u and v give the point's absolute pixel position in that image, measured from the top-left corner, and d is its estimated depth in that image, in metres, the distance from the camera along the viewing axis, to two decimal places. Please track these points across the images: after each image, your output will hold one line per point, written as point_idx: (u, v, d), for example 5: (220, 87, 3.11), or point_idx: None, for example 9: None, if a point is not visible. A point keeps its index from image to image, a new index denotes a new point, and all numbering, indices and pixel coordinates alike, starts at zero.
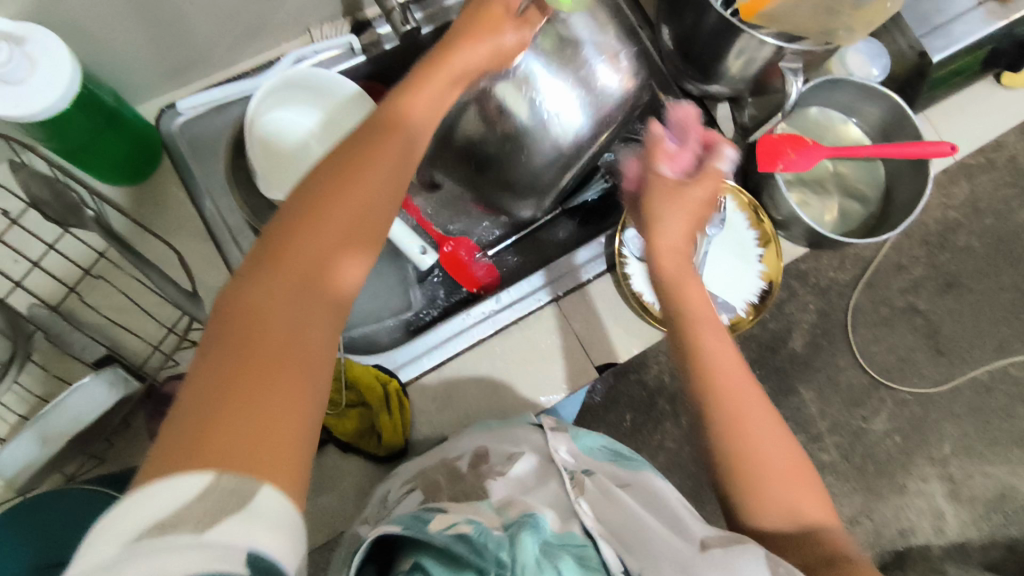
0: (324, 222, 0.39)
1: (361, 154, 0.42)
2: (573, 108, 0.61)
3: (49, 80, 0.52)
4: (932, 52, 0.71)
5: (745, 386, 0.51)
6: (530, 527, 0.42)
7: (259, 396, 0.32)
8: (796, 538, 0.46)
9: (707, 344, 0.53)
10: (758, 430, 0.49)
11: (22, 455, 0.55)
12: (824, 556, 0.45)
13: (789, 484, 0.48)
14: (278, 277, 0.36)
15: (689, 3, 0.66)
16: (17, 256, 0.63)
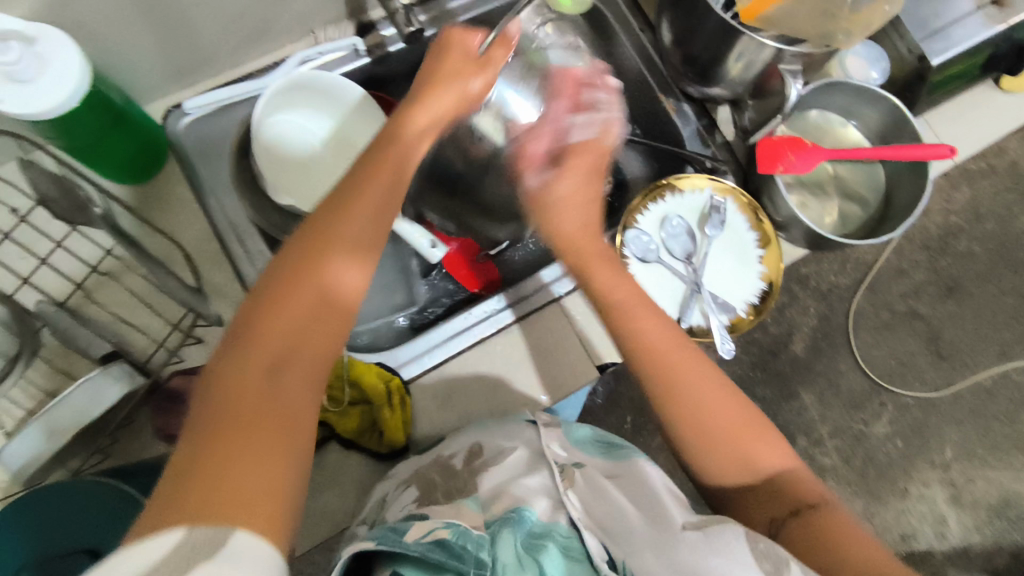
0: (301, 285, 0.41)
1: (336, 214, 0.44)
2: None
3: (61, 75, 0.52)
4: (932, 55, 0.72)
5: (686, 359, 0.54)
6: (513, 524, 0.46)
7: (237, 456, 0.35)
8: (762, 491, 0.52)
9: (643, 329, 0.54)
10: (691, 399, 0.52)
11: (29, 448, 0.56)
12: (789, 506, 0.51)
13: (743, 441, 0.52)
14: (256, 345, 0.39)
15: (690, 7, 0.67)
16: (26, 254, 0.64)
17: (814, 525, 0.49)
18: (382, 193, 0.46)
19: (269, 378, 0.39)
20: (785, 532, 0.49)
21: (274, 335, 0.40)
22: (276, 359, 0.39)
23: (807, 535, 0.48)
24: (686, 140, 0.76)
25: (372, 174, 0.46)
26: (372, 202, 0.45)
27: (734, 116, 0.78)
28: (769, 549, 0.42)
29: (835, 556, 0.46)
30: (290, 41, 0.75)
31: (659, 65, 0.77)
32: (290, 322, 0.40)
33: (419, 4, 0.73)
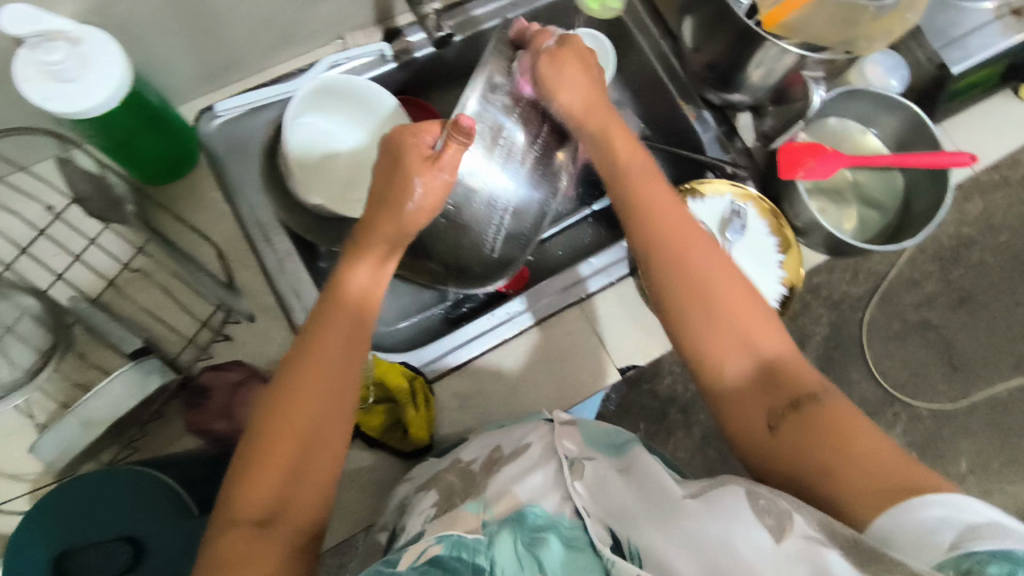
0: (271, 462, 0.46)
1: (297, 379, 0.48)
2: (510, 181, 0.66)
3: (105, 75, 0.54)
4: (950, 64, 0.72)
5: (693, 234, 0.55)
6: (514, 523, 0.47)
7: None
8: (760, 380, 0.50)
9: (647, 195, 0.56)
10: (699, 268, 0.53)
11: (64, 438, 0.57)
12: (788, 398, 0.48)
13: (746, 322, 0.51)
14: (246, 499, 0.45)
15: (713, 14, 0.68)
16: (60, 250, 0.65)
17: (816, 412, 0.47)
18: (336, 342, 0.50)
19: (262, 528, 0.44)
20: (782, 420, 0.47)
21: (259, 497, 0.45)
22: (269, 508, 0.45)
23: (807, 425, 0.46)
24: (706, 146, 0.77)
25: (328, 329, 0.50)
26: (333, 376, 0.49)
27: (755, 123, 0.79)
28: (772, 506, 0.41)
29: (834, 449, 0.44)
30: (318, 46, 0.76)
31: (679, 72, 0.78)
32: (266, 501, 0.45)
33: (445, 11, 0.74)
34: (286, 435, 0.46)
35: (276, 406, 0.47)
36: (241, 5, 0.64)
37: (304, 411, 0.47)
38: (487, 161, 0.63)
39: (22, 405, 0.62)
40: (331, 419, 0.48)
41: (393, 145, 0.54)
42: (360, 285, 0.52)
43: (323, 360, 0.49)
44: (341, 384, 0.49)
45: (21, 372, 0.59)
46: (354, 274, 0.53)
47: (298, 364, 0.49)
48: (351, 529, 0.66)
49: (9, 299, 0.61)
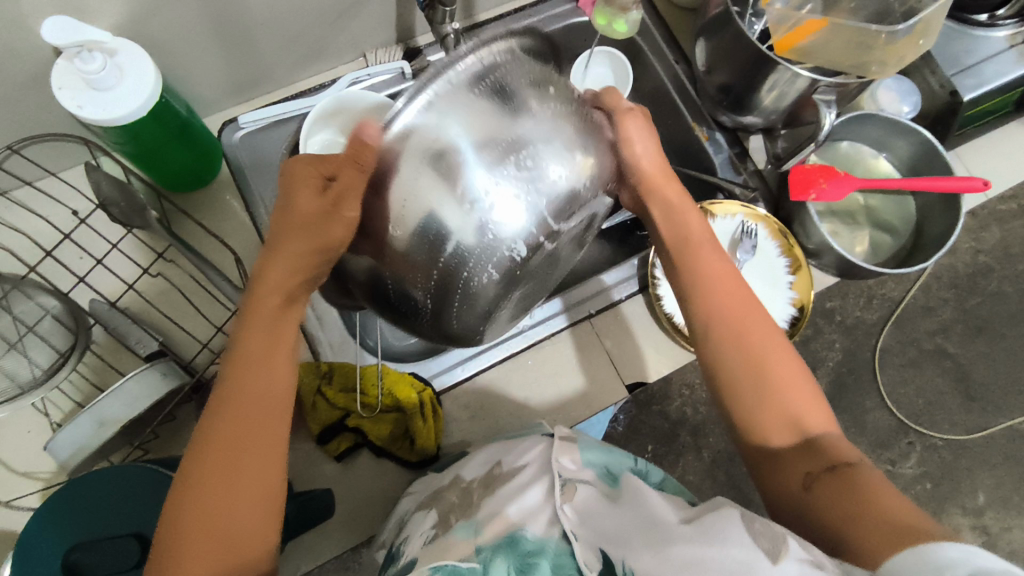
0: (211, 480, 0.42)
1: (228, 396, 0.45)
2: (514, 208, 0.42)
3: (137, 85, 0.56)
4: (963, 90, 0.73)
5: (737, 294, 0.55)
6: (506, 548, 0.47)
7: None
8: (800, 452, 0.50)
9: (700, 257, 0.56)
10: (756, 338, 0.53)
11: (75, 439, 0.57)
12: (825, 462, 0.48)
13: (785, 394, 0.51)
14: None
15: (727, 36, 0.69)
16: (83, 254, 0.67)
17: (850, 482, 0.46)
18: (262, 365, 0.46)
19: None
20: (820, 484, 0.47)
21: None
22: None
23: (839, 491, 0.46)
24: (718, 167, 0.78)
25: (235, 391, 0.45)
26: (248, 442, 0.44)
27: (766, 144, 0.80)
28: (766, 529, 0.41)
29: (865, 513, 0.44)
30: (342, 62, 0.79)
31: (693, 95, 0.80)
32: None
33: (465, 31, 0.78)
34: (205, 524, 0.41)
35: (186, 496, 0.42)
36: (270, 21, 0.67)
37: (217, 496, 0.42)
38: (465, 177, 0.41)
39: (39, 403, 0.63)
40: (245, 492, 0.43)
41: (286, 185, 0.47)
42: (257, 346, 0.47)
43: (233, 430, 0.44)
44: (254, 451, 0.44)
45: (41, 371, 0.60)
46: (255, 331, 0.47)
47: (205, 442, 0.43)
48: (359, 537, 0.66)
49: (32, 298, 0.62)
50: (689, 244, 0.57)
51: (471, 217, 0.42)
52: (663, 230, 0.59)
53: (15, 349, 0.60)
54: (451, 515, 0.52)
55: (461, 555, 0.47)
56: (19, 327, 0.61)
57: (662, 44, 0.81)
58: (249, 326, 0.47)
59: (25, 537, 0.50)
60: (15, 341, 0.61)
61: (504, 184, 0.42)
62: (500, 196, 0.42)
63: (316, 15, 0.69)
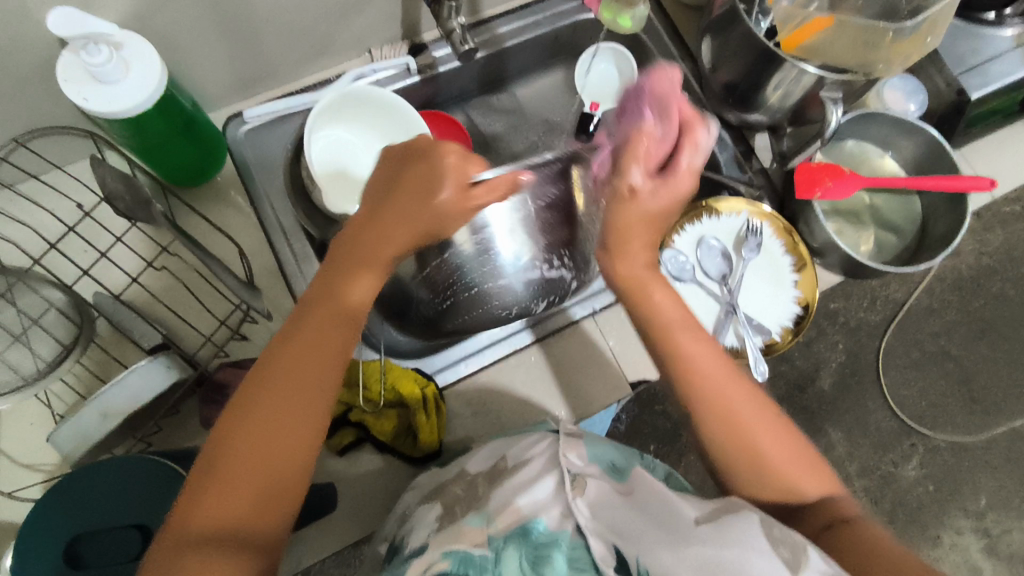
0: (278, 390, 0.47)
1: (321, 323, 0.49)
2: (508, 254, 0.64)
3: (141, 81, 0.56)
4: (971, 89, 0.73)
5: (724, 378, 0.53)
6: (519, 537, 0.47)
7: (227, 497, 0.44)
8: (803, 513, 0.50)
9: (684, 348, 0.54)
10: (747, 422, 0.51)
11: (81, 429, 0.57)
12: (826, 519, 0.49)
13: (779, 470, 0.50)
14: (209, 511, 0.43)
15: (734, 34, 0.69)
16: (87, 247, 0.67)
17: (852, 536, 0.47)
18: (351, 308, 0.50)
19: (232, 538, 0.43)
20: (825, 541, 0.47)
21: (221, 504, 0.43)
22: (233, 519, 0.43)
23: (847, 544, 0.46)
24: (723, 164, 0.78)
25: (305, 331, 0.49)
26: (304, 383, 0.47)
27: (772, 142, 0.79)
28: (785, 538, 0.42)
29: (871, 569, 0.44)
30: (347, 58, 0.78)
31: (698, 93, 0.79)
32: (229, 517, 0.43)
33: (470, 27, 0.78)
34: (255, 448, 0.45)
35: (238, 438, 0.45)
36: (276, 16, 0.67)
37: (273, 424, 0.46)
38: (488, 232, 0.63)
39: (42, 396, 0.63)
40: (302, 419, 0.47)
41: (420, 151, 0.51)
42: (342, 307, 0.50)
43: (296, 367, 0.48)
44: (310, 396, 0.47)
45: (44, 364, 0.61)
46: (335, 294, 0.50)
47: (270, 371, 0.47)
48: (360, 532, 0.66)
49: (37, 292, 0.62)
50: (668, 330, 0.55)
51: (477, 261, 0.64)
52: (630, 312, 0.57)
53: (20, 341, 0.62)
54: (456, 507, 0.52)
55: (475, 541, 0.47)
56: (25, 320, 0.62)
57: (668, 42, 0.81)
58: (334, 272, 0.51)
59: (27, 527, 0.50)
60: (19, 334, 0.62)
61: (503, 241, 0.64)
62: (498, 245, 0.64)
63: (321, 11, 0.69)
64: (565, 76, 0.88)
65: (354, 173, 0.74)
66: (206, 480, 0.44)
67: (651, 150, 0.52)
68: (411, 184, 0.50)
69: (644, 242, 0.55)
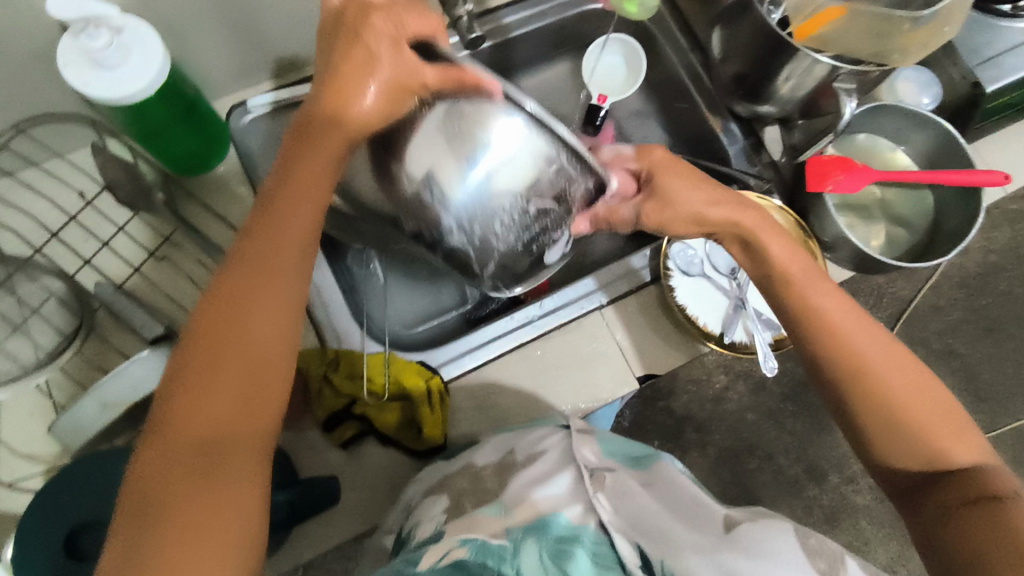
0: (224, 338, 0.40)
1: (252, 257, 0.42)
2: (494, 159, 0.47)
3: (142, 67, 0.55)
4: (985, 82, 0.72)
5: (864, 334, 0.50)
6: (538, 531, 0.45)
7: (183, 465, 0.37)
8: (952, 482, 0.45)
9: (819, 306, 0.51)
10: (888, 378, 0.48)
11: (84, 419, 0.56)
12: (969, 493, 0.44)
13: (927, 431, 0.46)
14: (186, 423, 0.38)
15: (746, 23, 0.67)
16: (89, 236, 0.67)
17: (996, 512, 0.42)
18: (282, 237, 0.43)
19: (210, 461, 0.37)
20: (959, 516, 0.43)
21: (200, 414, 0.38)
22: (214, 430, 0.38)
23: (984, 521, 0.42)
24: (732, 158, 0.77)
25: (276, 231, 0.43)
26: (274, 287, 0.42)
27: (782, 135, 0.78)
28: (822, 547, 0.43)
29: (1011, 545, 0.40)
30: None
31: (707, 84, 0.79)
32: (202, 443, 0.37)
33: (476, 16, 0.76)
34: (219, 360, 0.39)
35: (183, 393, 0.38)
36: (279, 3, 0.66)
37: (246, 330, 0.40)
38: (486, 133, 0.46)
39: (43, 386, 0.63)
40: (252, 358, 0.40)
41: (342, 62, 0.46)
42: (272, 237, 0.43)
43: (236, 282, 0.41)
44: (260, 303, 0.41)
45: (44, 354, 0.62)
46: (263, 229, 0.44)
47: (208, 322, 0.40)
48: (363, 526, 0.65)
49: (36, 281, 0.63)
50: (796, 287, 0.53)
51: (444, 164, 0.47)
52: (755, 268, 0.56)
53: (20, 331, 0.62)
54: (463, 501, 0.52)
55: (491, 532, 0.46)
56: (24, 309, 0.63)
57: (677, 33, 0.80)
58: (293, 180, 0.45)
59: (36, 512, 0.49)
60: (19, 323, 0.62)
61: (491, 148, 0.46)
62: (490, 148, 0.46)
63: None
64: (571, 67, 0.87)
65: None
66: (159, 453, 0.37)
67: (671, 161, 0.57)
68: (337, 111, 0.46)
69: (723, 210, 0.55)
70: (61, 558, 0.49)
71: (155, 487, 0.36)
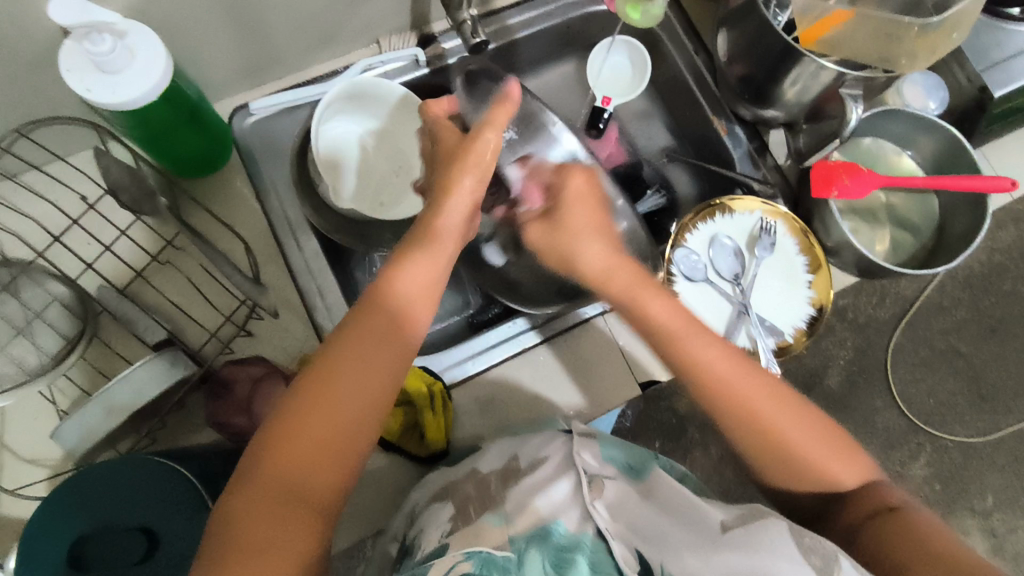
0: (319, 409, 0.45)
1: (357, 334, 0.47)
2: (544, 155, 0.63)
3: (146, 70, 0.55)
4: (993, 86, 0.71)
5: (745, 376, 0.53)
6: (540, 540, 0.46)
7: (263, 516, 0.42)
8: (854, 501, 0.51)
9: (699, 355, 0.53)
10: (776, 416, 0.51)
11: (86, 425, 0.56)
12: (874, 508, 0.50)
13: (822, 461, 0.51)
14: (272, 475, 0.43)
15: (752, 26, 0.67)
16: (91, 240, 0.66)
17: (897, 531, 0.48)
18: (384, 323, 0.48)
19: (284, 519, 0.42)
20: (867, 534, 0.49)
21: (287, 466, 0.43)
22: (291, 487, 0.43)
23: (893, 537, 0.48)
24: (736, 162, 0.77)
25: (379, 302, 0.49)
26: (372, 356, 0.47)
27: (788, 139, 0.77)
28: (817, 545, 0.43)
29: (916, 558, 0.46)
30: (355, 48, 0.77)
31: (712, 86, 0.78)
32: (283, 502, 0.43)
33: (480, 17, 0.75)
34: (313, 428, 0.44)
35: (274, 450, 0.43)
36: (283, 5, 0.65)
37: (340, 396, 0.45)
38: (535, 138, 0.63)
39: (47, 391, 0.63)
40: (339, 433, 0.45)
41: (450, 142, 0.57)
42: (375, 321, 0.48)
43: (342, 359, 0.46)
44: (355, 382, 0.46)
45: (46, 358, 0.61)
46: (371, 312, 0.48)
47: (310, 388, 0.45)
48: (366, 530, 0.65)
49: (41, 285, 0.62)
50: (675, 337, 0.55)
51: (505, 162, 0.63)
52: (630, 320, 0.57)
53: (23, 335, 0.61)
54: (468, 508, 0.51)
55: (494, 542, 0.46)
56: (27, 313, 0.61)
57: (683, 35, 0.79)
58: (402, 262, 0.50)
59: (36, 524, 0.50)
60: (21, 326, 0.61)
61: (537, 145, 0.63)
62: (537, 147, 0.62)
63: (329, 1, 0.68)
64: (575, 67, 0.86)
65: (349, 161, 0.73)
66: (246, 498, 0.42)
67: (587, 195, 0.58)
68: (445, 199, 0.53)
69: (616, 257, 0.57)
70: (63, 568, 0.49)
71: (236, 533, 0.41)
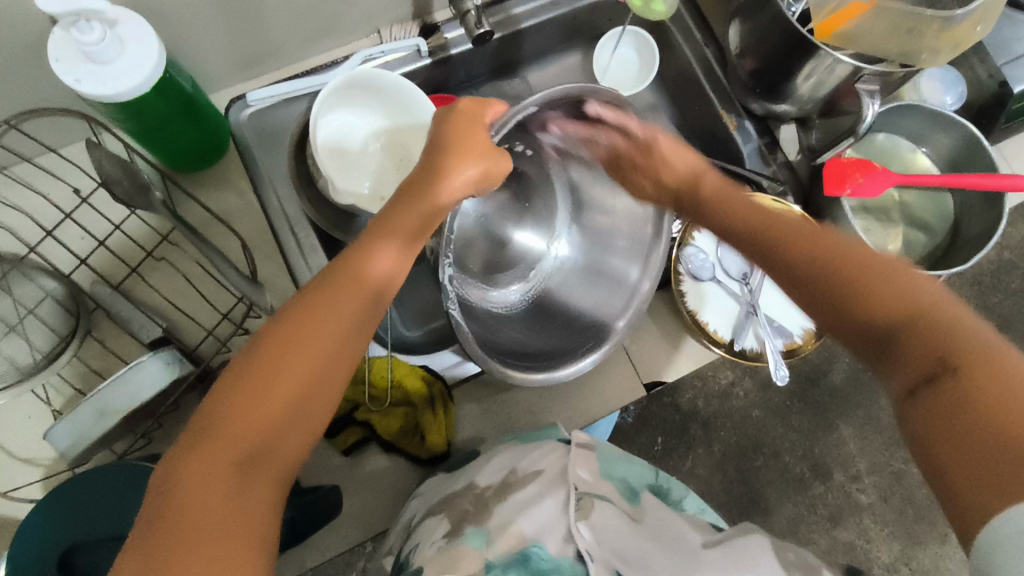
0: (269, 384, 0.41)
1: (316, 311, 0.44)
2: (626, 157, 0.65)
3: (135, 61, 0.53)
4: (1013, 81, 0.69)
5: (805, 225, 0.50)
6: (519, 565, 0.45)
7: (201, 502, 0.38)
8: (935, 362, 0.38)
9: (713, 209, 0.56)
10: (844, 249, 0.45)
11: (81, 427, 0.55)
12: (928, 367, 0.38)
13: (885, 303, 0.41)
14: (213, 452, 0.39)
15: (765, 20, 0.64)
16: (85, 235, 0.65)
17: (954, 391, 0.36)
18: (348, 301, 0.45)
19: (226, 506, 0.38)
20: (915, 403, 0.38)
21: (231, 448, 0.40)
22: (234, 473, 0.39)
23: (941, 410, 0.37)
24: (745, 157, 0.75)
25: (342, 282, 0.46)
26: (327, 335, 0.44)
27: (799, 135, 0.76)
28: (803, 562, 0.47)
29: (996, 430, 0.34)
30: (354, 38, 0.75)
31: (722, 80, 0.76)
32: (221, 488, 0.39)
33: (484, 7, 0.73)
34: (260, 405, 0.41)
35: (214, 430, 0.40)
36: None
37: (290, 377, 0.42)
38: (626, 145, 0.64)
39: (40, 391, 0.61)
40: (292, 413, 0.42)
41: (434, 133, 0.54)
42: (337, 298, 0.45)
43: (295, 333, 0.43)
44: (310, 361, 0.43)
45: (39, 355, 0.59)
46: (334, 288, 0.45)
47: (263, 361, 0.42)
48: (366, 532, 0.64)
49: (32, 280, 0.61)
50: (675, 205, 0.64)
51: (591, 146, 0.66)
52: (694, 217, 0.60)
53: (15, 331, 0.60)
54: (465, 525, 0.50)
55: (471, 570, 0.45)
56: (19, 309, 0.60)
57: (693, 27, 0.77)
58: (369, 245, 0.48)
59: (26, 528, 0.49)
60: (15, 323, 0.60)
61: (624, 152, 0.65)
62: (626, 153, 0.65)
63: None
64: (582, 58, 0.84)
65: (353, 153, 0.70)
66: (182, 480, 0.38)
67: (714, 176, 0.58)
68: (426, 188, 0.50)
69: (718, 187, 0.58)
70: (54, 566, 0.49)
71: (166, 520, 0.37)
